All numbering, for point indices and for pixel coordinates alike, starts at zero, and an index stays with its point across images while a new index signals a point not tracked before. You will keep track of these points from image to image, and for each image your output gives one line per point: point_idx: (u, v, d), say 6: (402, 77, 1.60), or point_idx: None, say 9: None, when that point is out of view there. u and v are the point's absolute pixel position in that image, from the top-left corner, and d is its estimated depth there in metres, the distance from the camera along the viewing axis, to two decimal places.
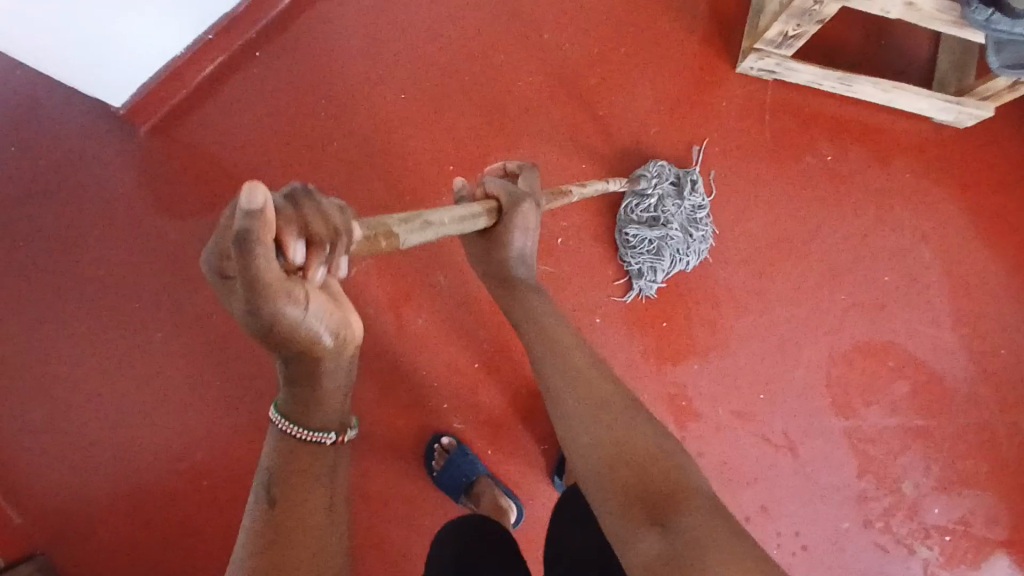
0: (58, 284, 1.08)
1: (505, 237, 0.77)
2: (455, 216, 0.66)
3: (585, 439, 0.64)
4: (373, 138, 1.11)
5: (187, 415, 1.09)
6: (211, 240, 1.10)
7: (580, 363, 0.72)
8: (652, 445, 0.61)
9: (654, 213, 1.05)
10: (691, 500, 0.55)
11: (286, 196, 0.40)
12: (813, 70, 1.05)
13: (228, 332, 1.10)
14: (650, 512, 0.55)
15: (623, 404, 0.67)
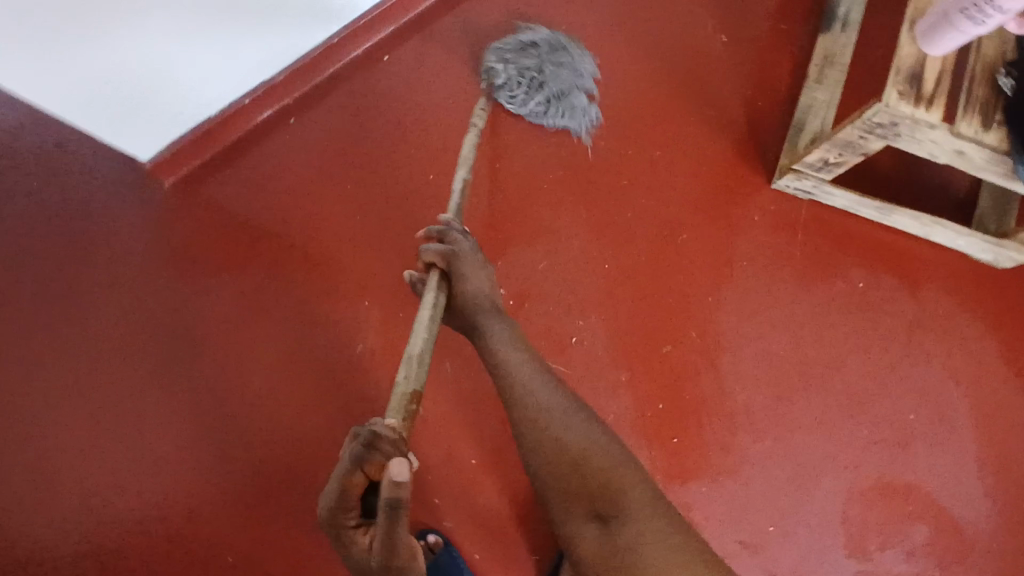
0: (46, 325, 1.03)
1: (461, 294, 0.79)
2: (423, 324, 0.74)
3: (529, 450, 0.70)
4: (396, 217, 1.10)
5: (170, 486, 1.02)
6: (223, 304, 1.08)
7: (517, 361, 0.74)
8: (585, 439, 0.70)
9: (527, 67, 1.04)
10: (626, 492, 0.68)
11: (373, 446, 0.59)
12: (849, 195, 1.02)
13: (227, 400, 1.05)
14: (592, 509, 0.68)
15: (554, 398, 0.71)
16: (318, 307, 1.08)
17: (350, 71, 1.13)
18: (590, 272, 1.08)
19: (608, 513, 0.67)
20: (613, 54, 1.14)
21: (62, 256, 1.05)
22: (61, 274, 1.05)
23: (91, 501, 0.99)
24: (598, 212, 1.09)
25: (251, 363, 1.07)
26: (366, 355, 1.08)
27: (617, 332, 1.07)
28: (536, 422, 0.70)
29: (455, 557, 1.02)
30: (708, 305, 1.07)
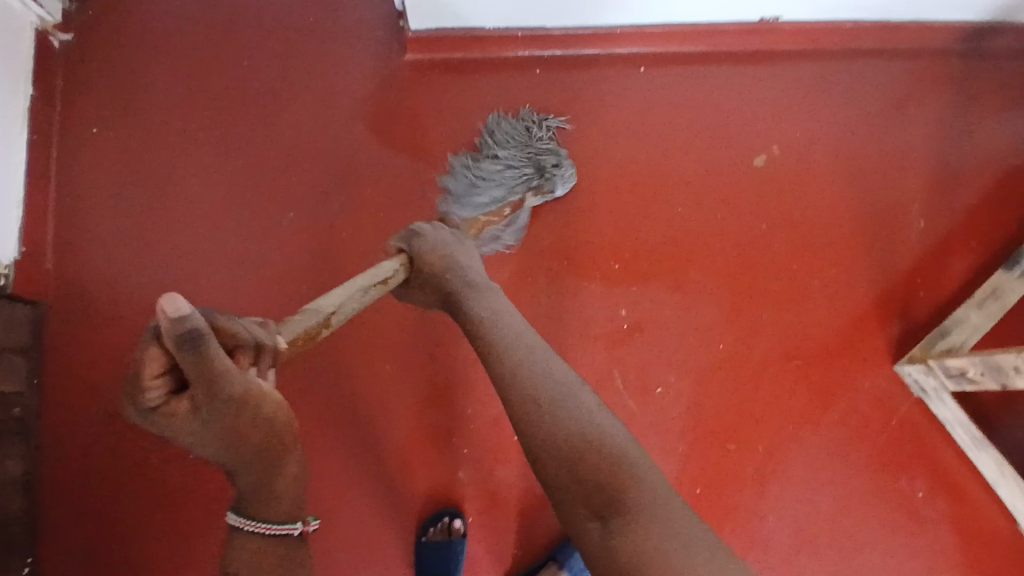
0: (252, 125, 1.15)
1: (443, 268, 0.84)
2: (348, 284, 0.75)
3: (528, 427, 0.65)
4: (571, 199, 1.15)
5: (256, 300, 1.11)
6: (387, 182, 1.14)
7: (512, 344, 0.73)
8: (580, 419, 0.65)
9: (509, 152, 1.10)
10: (626, 485, 0.60)
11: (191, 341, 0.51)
12: (959, 413, 1.06)
13: (343, 262, 1.12)
14: (587, 504, 0.60)
15: (549, 382, 0.68)
16: None
17: (606, 60, 1.18)
18: (703, 344, 1.12)
19: (608, 507, 0.59)
20: (831, 178, 1.17)
21: (292, 78, 1.16)
22: (281, 91, 1.16)
23: (197, 279, 1.11)
24: (736, 300, 1.14)
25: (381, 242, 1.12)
26: None
27: (697, 406, 1.11)
28: (532, 395, 0.67)
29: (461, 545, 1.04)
30: (783, 432, 1.11)
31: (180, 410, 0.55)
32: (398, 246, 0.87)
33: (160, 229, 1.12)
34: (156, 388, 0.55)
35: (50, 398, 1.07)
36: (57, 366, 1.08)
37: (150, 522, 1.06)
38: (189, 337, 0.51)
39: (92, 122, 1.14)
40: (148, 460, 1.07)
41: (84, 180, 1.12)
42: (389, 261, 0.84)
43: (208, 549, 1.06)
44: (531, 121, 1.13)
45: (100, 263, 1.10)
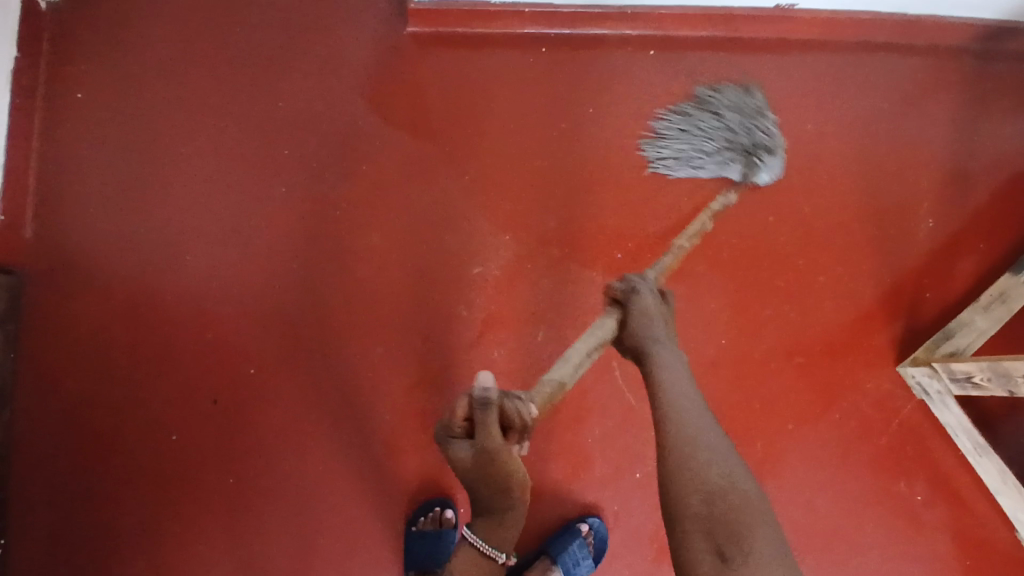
0: (246, 95, 1.10)
1: (637, 316, 0.75)
2: (590, 335, 0.78)
3: (672, 457, 0.61)
4: (576, 184, 1.11)
5: (245, 275, 1.07)
6: (386, 158, 1.10)
7: (676, 377, 0.69)
8: (722, 462, 0.61)
9: (716, 125, 1.01)
10: (755, 539, 0.56)
11: (478, 399, 0.67)
12: (963, 418, 1.04)
13: (338, 239, 1.08)
14: (714, 541, 0.56)
15: (701, 423, 0.64)
16: (464, 213, 1.10)
17: (617, 41, 1.14)
18: (705, 337, 1.09)
19: (735, 555, 0.55)
20: (842, 172, 1.15)
21: (289, 48, 1.12)
22: (277, 61, 1.11)
23: (185, 252, 1.07)
24: (741, 294, 1.10)
25: (378, 221, 1.09)
26: (477, 279, 1.08)
27: (697, 401, 1.08)
28: (677, 425, 0.63)
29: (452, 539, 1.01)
30: (783, 431, 1.09)
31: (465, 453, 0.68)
32: (615, 291, 0.79)
33: (147, 200, 1.07)
34: (458, 425, 0.69)
35: (27, 372, 1.03)
36: (35, 339, 1.03)
37: (130, 503, 1.02)
38: (484, 401, 0.67)
39: (77, 85, 1.09)
40: (129, 438, 1.03)
41: (68, 146, 1.07)
42: (609, 319, 0.78)
43: (189, 532, 1.02)
44: (737, 102, 1.03)
45: (84, 233, 1.06)
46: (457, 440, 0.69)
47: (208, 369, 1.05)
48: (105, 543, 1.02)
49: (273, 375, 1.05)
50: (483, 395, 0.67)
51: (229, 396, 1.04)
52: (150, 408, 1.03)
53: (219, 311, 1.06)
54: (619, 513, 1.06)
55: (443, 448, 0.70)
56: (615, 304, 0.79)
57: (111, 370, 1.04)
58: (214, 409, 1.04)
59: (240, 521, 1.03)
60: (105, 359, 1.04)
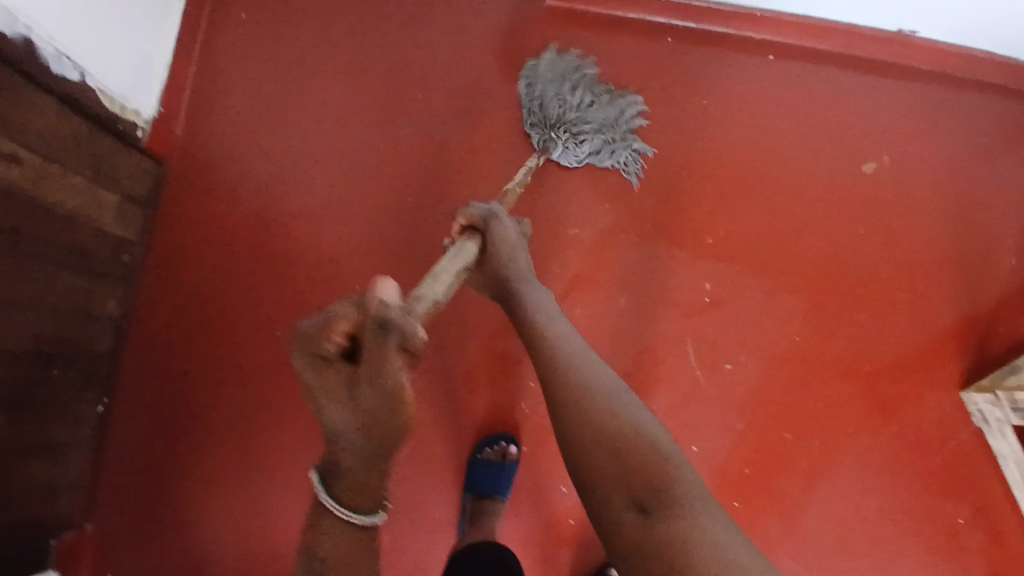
0: (389, 39, 1.19)
1: (497, 258, 0.86)
2: (449, 258, 0.82)
3: (571, 417, 0.65)
4: (678, 167, 1.17)
5: (361, 200, 1.15)
6: (506, 115, 1.18)
7: (570, 348, 0.72)
8: (623, 412, 0.65)
9: (586, 129, 1.12)
10: (671, 481, 0.59)
11: (378, 321, 0.58)
12: (1017, 450, 1.08)
13: (451, 181, 1.16)
14: (631, 497, 0.59)
15: (597, 374, 0.69)
16: (570, 177, 1.16)
17: (738, 42, 1.20)
18: (779, 331, 1.14)
19: (651, 500, 0.58)
20: (934, 198, 1.19)
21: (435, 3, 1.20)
22: (422, 13, 1.20)
23: (311, 170, 1.15)
24: (819, 298, 1.15)
25: (489, 171, 1.16)
26: (572, 241, 1.15)
27: (762, 389, 1.13)
28: (575, 382, 0.68)
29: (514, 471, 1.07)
30: (841, 435, 1.13)
31: (338, 379, 0.60)
32: (469, 223, 0.89)
33: (285, 118, 1.16)
34: (335, 343, 0.59)
35: (154, 254, 1.12)
36: (164, 226, 1.12)
37: (224, 388, 1.10)
38: (384, 325, 0.58)
39: (240, 7, 1.18)
40: (234, 331, 1.11)
41: (224, 58, 1.16)
42: (467, 242, 0.86)
43: (273, 425, 1.10)
44: (624, 135, 1.14)
45: (225, 139, 1.15)
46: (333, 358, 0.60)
47: (315, 280, 1.13)
48: (196, 421, 1.09)
49: None
50: (381, 313, 0.59)
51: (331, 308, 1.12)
52: (256, 304, 1.12)
53: (334, 229, 1.14)
54: None
55: (310, 369, 0.61)
56: (475, 232, 0.88)
57: (227, 264, 1.12)
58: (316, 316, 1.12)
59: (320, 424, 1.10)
60: (223, 254, 1.12)
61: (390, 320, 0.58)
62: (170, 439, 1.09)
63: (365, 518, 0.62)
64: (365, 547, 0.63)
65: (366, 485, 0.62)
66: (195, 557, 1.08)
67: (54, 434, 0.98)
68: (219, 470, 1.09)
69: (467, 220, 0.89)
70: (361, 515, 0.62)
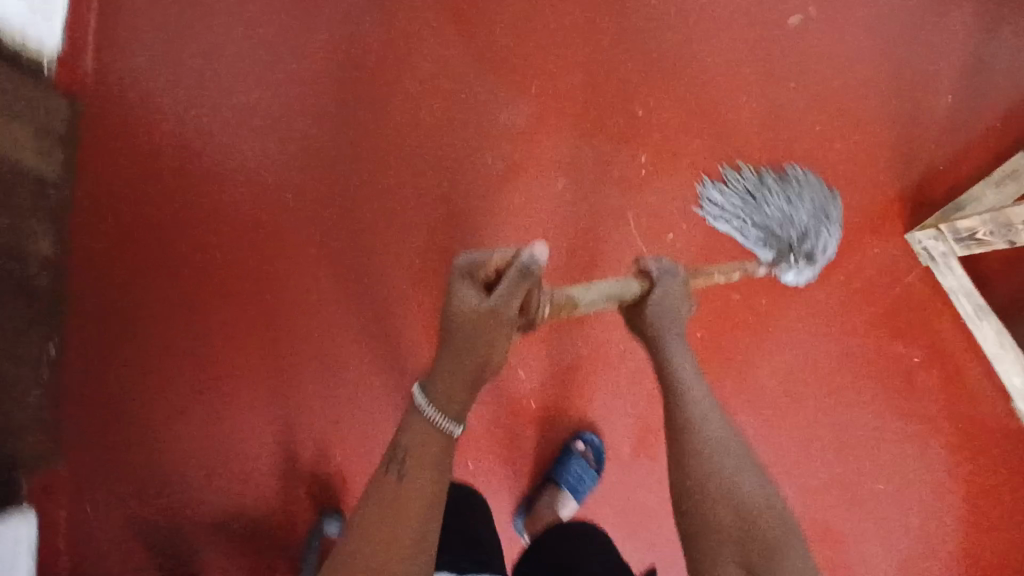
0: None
1: (642, 296, 0.79)
2: (610, 287, 0.77)
3: (693, 473, 0.64)
4: (604, 44, 1.15)
5: (285, 115, 1.14)
6: (423, 11, 1.15)
7: (698, 400, 0.69)
8: (747, 483, 0.63)
9: (740, 199, 1.12)
10: (783, 557, 0.60)
11: (523, 266, 0.62)
12: (965, 282, 1.08)
13: (374, 85, 1.14)
14: (740, 558, 0.60)
15: (724, 438, 0.66)
16: (494, 67, 1.14)
17: None
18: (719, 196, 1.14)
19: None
20: (866, 44, 1.17)
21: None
22: None
23: (230, 90, 1.13)
24: (754, 160, 1.15)
25: (412, 70, 1.14)
26: (504, 130, 1.14)
27: (704, 257, 1.14)
28: (698, 437, 0.66)
29: None
30: (790, 290, 1.13)
31: (475, 295, 0.63)
32: (643, 265, 0.81)
33: (196, 39, 1.14)
34: (488, 272, 0.64)
35: (82, 192, 1.11)
36: (89, 163, 1.11)
37: (172, 316, 1.11)
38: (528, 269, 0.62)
39: None
40: (176, 258, 1.11)
41: None
42: (633, 283, 0.79)
43: (227, 346, 1.11)
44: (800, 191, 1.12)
45: (138, 68, 1.12)
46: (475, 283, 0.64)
47: (251, 199, 1.12)
48: (151, 349, 1.10)
49: (309, 207, 1.12)
50: (530, 261, 0.62)
51: (269, 225, 1.12)
52: (193, 230, 1.11)
53: (262, 146, 1.13)
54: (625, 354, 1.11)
55: (455, 278, 0.65)
56: (643, 276, 0.80)
57: (158, 194, 1.12)
58: (256, 233, 1.12)
59: (273, 340, 1.11)
60: (153, 184, 1.12)
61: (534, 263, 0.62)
62: (126, 371, 1.10)
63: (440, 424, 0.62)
64: (442, 453, 0.62)
65: (450, 400, 0.63)
66: (165, 482, 1.10)
67: (8, 368, 1.00)
68: (178, 395, 1.10)
69: (643, 267, 0.81)
70: (444, 419, 0.63)
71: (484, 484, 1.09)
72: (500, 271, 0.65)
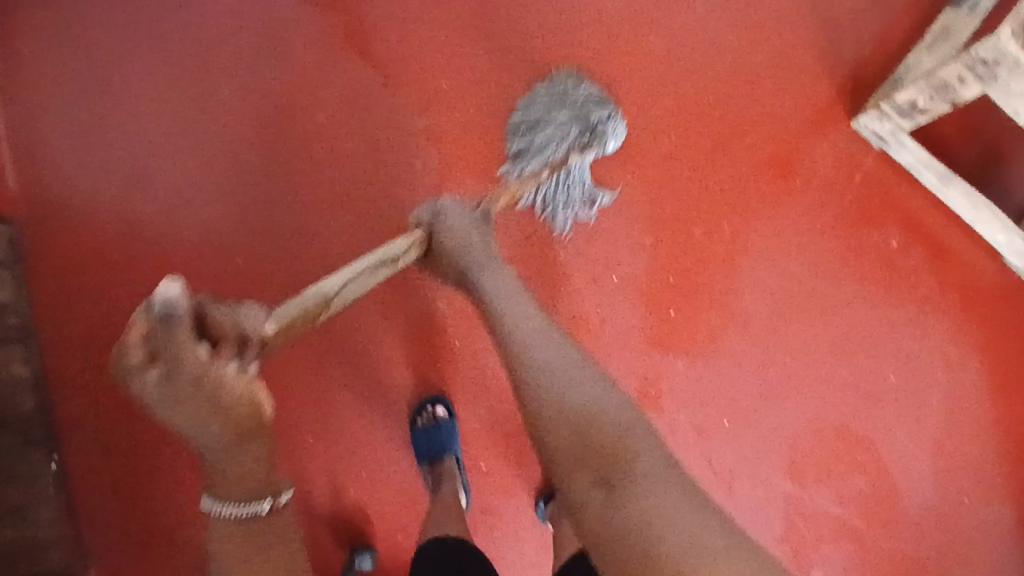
0: (173, 6, 1.14)
1: (451, 248, 0.92)
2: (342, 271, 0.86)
3: (543, 408, 0.72)
4: (499, 19, 1.13)
5: (210, 179, 1.13)
6: (315, 38, 1.13)
7: (536, 340, 0.79)
8: (590, 398, 0.72)
9: (544, 134, 1.10)
10: (634, 458, 0.67)
11: (161, 316, 0.64)
12: (920, 153, 1.06)
13: (289, 124, 1.13)
14: (597, 476, 0.66)
15: (563, 363, 0.76)
16: (399, 72, 1.13)
17: None
18: (654, 136, 1.12)
19: (614, 479, 0.66)
20: None
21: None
22: None
23: (151, 170, 1.13)
24: (682, 90, 1.12)
25: (320, 98, 1.13)
26: (425, 132, 1.13)
27: (659, 201, 1.11)
28: (544, 370, 0.75)
29: (453, 428, 1.05)
30: (749, 209, 1.11)
31: (154, 378, 0.67)
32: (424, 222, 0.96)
33: (105, 130, 1.13)
34: (137, 353, 0.66)
35: (40, 307, 1.12)
36: (38, 279, 1.12)
37: None
38: (167, 316, 0.64)
39: (17, 38, 1.14)
40: None
41: (23, 97, 1.13)
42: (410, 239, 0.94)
43: None
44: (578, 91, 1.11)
45: (59, 174, 1.13)
46: (142, 364, 0.67)
47: (203, 269, 1.12)
48: (148, 439, 1.11)
49: (260, 261, 1.12)
50: (167, 309, 0.63)
51: (228, 289, 1.12)
52: None
53: (198, 214, 1.13)
54: (604, 319, 1.10)
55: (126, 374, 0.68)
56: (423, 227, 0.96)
57: (113, 288, 1.12)
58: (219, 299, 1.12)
59: None
60: (103, 282, 1.12)
61: (175, 322, 0.64)
62: (128, 466, 1.11)
63: (240, 511, 0.78)
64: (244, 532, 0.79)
65: (235, 476, 0.78)
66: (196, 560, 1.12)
67: (12, 498, 1.02)
68: (183, 475, 1.11)
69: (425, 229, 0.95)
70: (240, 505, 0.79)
71: (503, 485, 1.09)
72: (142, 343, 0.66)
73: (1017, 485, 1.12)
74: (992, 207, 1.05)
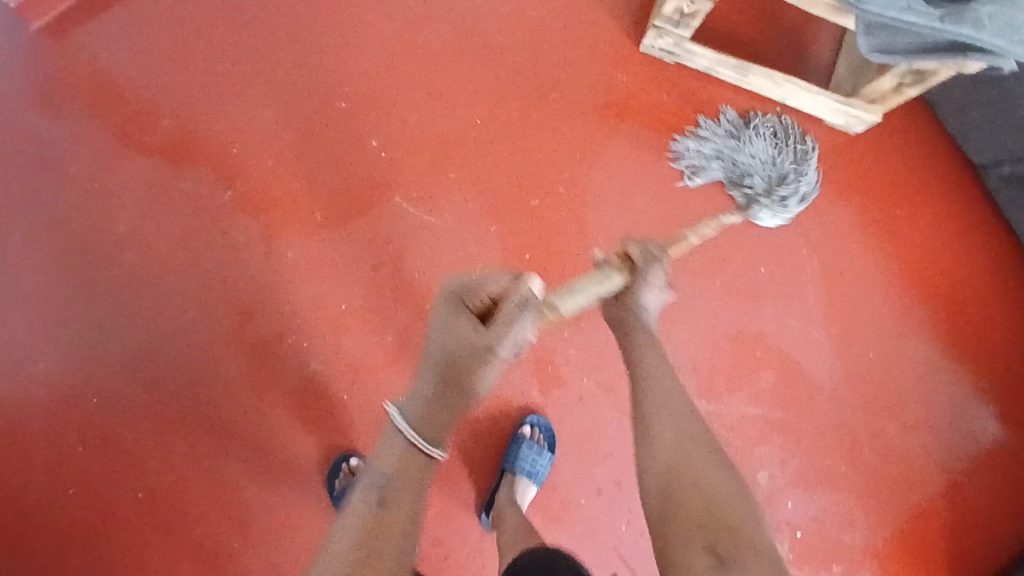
0: None
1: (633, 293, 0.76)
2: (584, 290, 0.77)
3: (662, 463, 0.63)
4: (270, 68, 1.10)
5: (26, 329, 1.03)
6: (90, 148, 1.07)
7: (660, 398, 0.70)
8: (720, 477, 0.61)
9: (741, 160, 1.08)
10: (744, 534, 0.56)
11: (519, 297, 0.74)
12: (711, 54, 1.07)
13: (91, 243, 1.05)
14: (705, 541, 0.56)
15: (682, 426, 0.66)
16: (189, 154, 1.07)
17: None
18: (462, 126, 1.10)
19: (726, 550, 0.55)
20: None
21: None
22: None
23: None
24: (472, 74, 1.12)
25: (116, 206, 1.06)
26: (235, 202, 1.07)
27: (489, 186, 1.10)
28: (660, 428, 0.66)
29: None
30: (575, 163, 1.11)
31: (465, 328, 0.73)
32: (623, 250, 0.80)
33: None
34: (481, 299, 0.75)
35: None
36: None
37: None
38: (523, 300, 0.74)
39: None
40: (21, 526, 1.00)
41: None
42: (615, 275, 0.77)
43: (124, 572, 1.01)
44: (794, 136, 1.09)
45: None
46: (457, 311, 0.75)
47: (54, 423, 1.02)
48: None
49: (113, 392, 1.03)
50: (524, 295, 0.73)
51: (89, 434, 1.02)
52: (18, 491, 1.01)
53: (25, 369, 1.02)
54: None
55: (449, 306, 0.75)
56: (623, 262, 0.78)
57: None
58: (86, 444, 1.02)
59: (163, 534, 1.02)
60: None
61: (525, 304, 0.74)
62: None
63: (420, 442, 0.71)
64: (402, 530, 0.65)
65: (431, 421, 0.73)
66: None
67: None
68: None
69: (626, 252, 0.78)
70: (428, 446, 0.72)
71: (441, 513, 1.07)
72: (493, 296, 0.75)
73: (912, 323, 1.15)
74: (796, 79, 1.07)
